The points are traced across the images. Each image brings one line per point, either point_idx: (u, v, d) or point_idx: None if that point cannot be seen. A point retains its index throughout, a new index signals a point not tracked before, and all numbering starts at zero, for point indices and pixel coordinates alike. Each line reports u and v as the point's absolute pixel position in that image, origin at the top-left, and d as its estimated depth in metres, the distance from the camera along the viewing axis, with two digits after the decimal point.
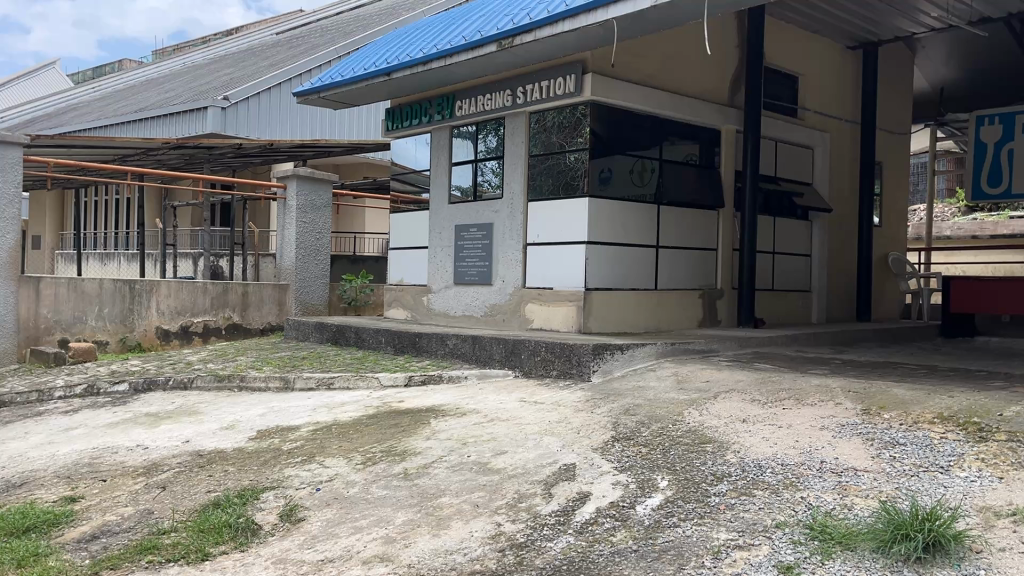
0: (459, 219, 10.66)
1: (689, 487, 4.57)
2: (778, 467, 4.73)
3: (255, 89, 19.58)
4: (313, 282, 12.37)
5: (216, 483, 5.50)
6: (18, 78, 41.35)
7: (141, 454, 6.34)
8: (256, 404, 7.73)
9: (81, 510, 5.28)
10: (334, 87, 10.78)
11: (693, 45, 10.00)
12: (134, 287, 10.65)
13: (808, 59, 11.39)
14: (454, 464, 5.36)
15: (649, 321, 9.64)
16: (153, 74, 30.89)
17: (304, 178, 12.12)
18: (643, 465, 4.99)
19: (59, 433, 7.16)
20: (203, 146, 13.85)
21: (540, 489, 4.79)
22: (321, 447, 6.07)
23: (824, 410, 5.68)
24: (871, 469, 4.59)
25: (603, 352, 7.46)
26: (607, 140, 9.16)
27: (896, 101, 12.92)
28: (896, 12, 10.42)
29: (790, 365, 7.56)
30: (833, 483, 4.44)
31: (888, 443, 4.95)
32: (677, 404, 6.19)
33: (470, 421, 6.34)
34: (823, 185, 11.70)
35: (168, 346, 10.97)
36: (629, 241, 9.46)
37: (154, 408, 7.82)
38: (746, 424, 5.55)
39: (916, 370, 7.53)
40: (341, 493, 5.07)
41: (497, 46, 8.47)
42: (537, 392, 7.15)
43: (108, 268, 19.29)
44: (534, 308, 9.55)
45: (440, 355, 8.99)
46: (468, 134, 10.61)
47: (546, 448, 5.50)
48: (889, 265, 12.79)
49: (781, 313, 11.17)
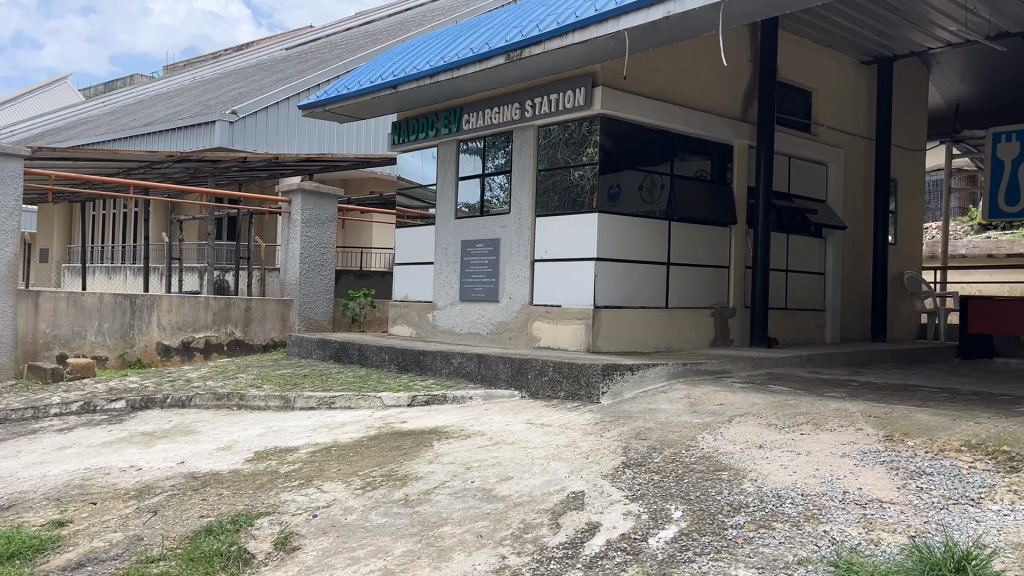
0: (466, 234, 10.47)
1: (704, 519, 4.32)
2: (799, 498, 4.48)
3: (263, 103, 19.52)
4: (317, 297, 12.18)
5: (210, 508, 5.28)
6: (31, 93, 41.79)
7: (134, 476, 6.13)
8: (255, 424, 7.50)
9: (69, 535, 5.07)
10: (340, 100, 10.64)
11: (706, 59, 9.82)
12: (134, 301, 10.47)
13: (823, 74, 11.20)
14: (457, 491, 5.12)
15: (659, 340, 9.39)
16: (163, 89, 30.87)
17: (309, 192, 11.99)
18: (656, 494, 4.74)
19: (52, 452, 6.97)
20: (208, 159, 13.72)
21: (546, 519, 4.55)
22: (319, 470, 5.84)
23: (845, 436, 5.43)
24: (897, 501, 4.34)
25: (613, 373, 7.22)
26: (616, 156, 8.97)
27: (912, 117, 12.71)
28: (912, 26, 10.21)
29: (807, 387, 7.29)
30: (858, 516, 4.19)
31: (913, 472, 4.70)
32: (690, 428, 5.94)
33: (475, 444, 6.11)
34: (837, 203, 11.47)
35: (168, 362, 10.74)
36: (639, 259, 9.24)
37: (150, 427, 7.61)
38: (764, 450, 5.30)
39: (937, 393, 7.23)
40: (339, 521, 4.85)
41: (505, 59, 8.30)
42: (544, 414, 6.91)
43: (113, 281, 19.19)
44: (541, 325, 9.32)
45: (445, 373, 8.75)
46: (476, 149, 10.44)
47: (553, 473, 5.26)
48: (904, 283, 12.52)
49: (794, 332, 10.90)
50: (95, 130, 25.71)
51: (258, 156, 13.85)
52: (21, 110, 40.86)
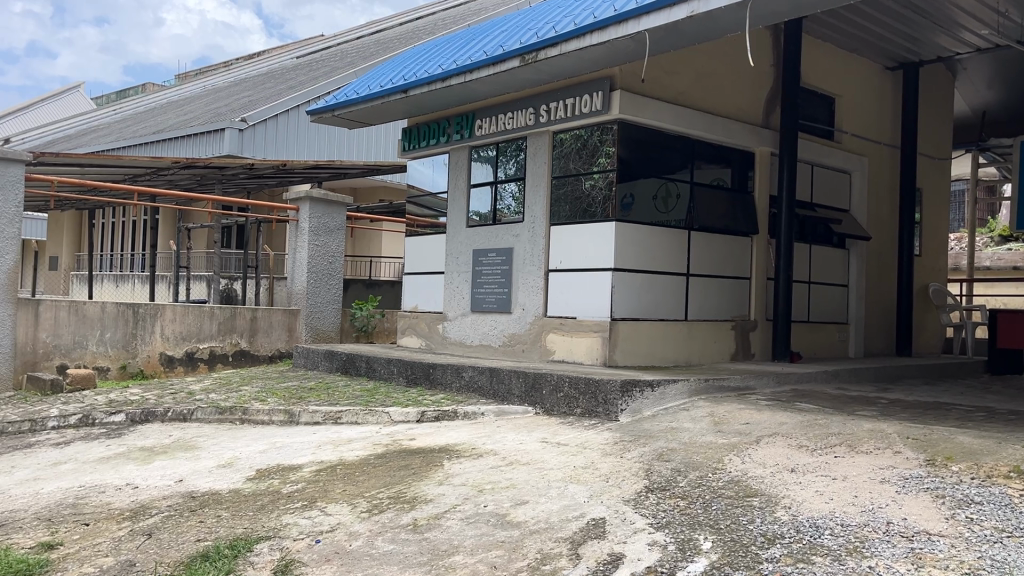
0: (478, 244, 10.17)
1: (737, 552, 3.99)
2: (839, 529, 4.14)
3: (273, 110, 19.34)
4: (325, 307, 11.90)
5: (208, 531, 4.98)
6: (44, 101, 41.98)
7: (130, 495, 5.85)
8: (258, 439, 7.22)
9: (58, 559, 4.75)
10: (349, 104, 10.39)
11: (728, 63, 9.50)
12: (137, 311, 10.25)
13: (846, 80, 10.88)
14: (469, 516, 4.81)
15: (678, 354, 9.07)
16: (174, 96, 30.81)
17: (317, 200, 11.75)
18: (683, 522, 4.41)
19: (47, 467, 6.68)
20: (214, 166, 13.48)
21: (565, 549, 4.22)
22: (324, 491, 5.54)
23: (882, 460, 5.09)
24: (946, 534, 4.00)
25: (632, 390, 6.88)
26: (634, 162, 8.65)
27: (938, 124, 12.35)
28: (940, 30, 9.87)
29: (835, 405, 6.94)
30: (905, 550, 3.85)
31: (961, 501, 4.35)
32: (715, 449, 5.60)
33: (488, 464, 5.80)
34: (859, 213, 11.14)
35: (172, 373, 10.48)
36: (657, 270, 8.92)
37: (149, 442, 7.33)
38: (796, 475, 4.96)
39: (972, 412, 6.88)
40: (343, 547, 4.53)
41: (520, 61, 8.00)
42: (560, 432, 6.59)
43: (121, 289, 18.98)
44: (555, 338, 9.01)
45: (455, 388, 8.43)
46: (489, 156, 10.15)
47: (571, 498, 4.94)
48: (930, 296, 12.13)
49: (817, 346, 10.54)
50: (104, 137, 25.64)
51: (265, 162, 13.59)
52: (34, 118, 41.00)
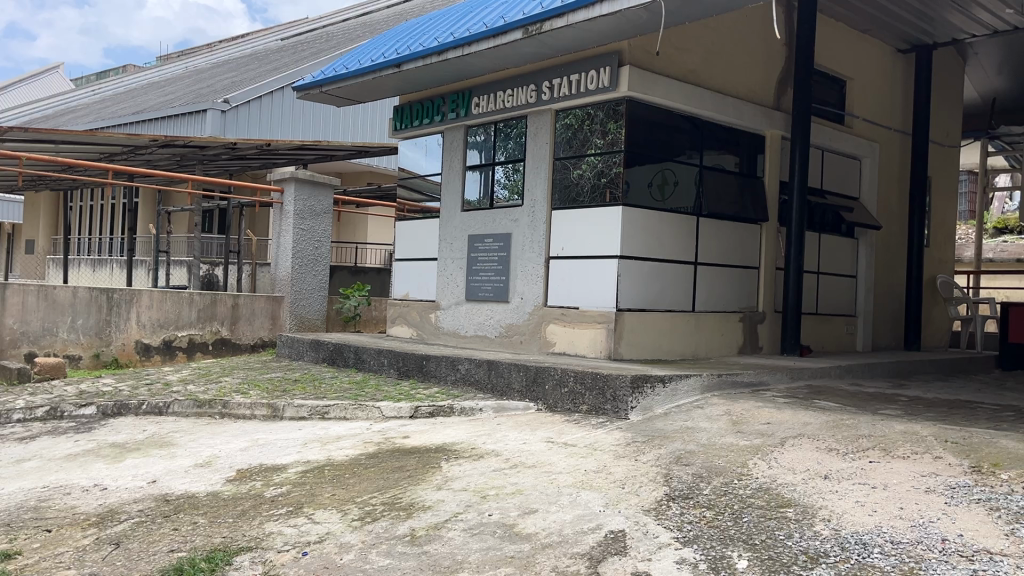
0: (473, 229, 9.69)
1: (777, 572, 3.54)
2: (889, 547, 3.70)
3: (255, 93, 18.77)
4: (310, 295, 11.39)
5: (182, 541, 4.48)
6: (21, 81, 40.95)
7: (97, 497, 5.33)
8: (238, 436, 6.69)
9: (12, 571, 4.22)
10: (339, 80, 9.83)
11: (739, 41, 9.03)
12: (112, 296, 9.71)
13: (858, 62, 10.46)
14: (473, 526, 4.34)
15: (686, 347, 8.66)
16: (156, 78, 29.92)
17: (303, 181, 11.19)
18: (713, 537, 3.97)
19: (8, 465, 6.14)
20: (194, 145, 12.81)
21: (583, 566, 3.77)
22: (311, 496, 5.05)
23: (923, 466, 4.66)
24: (1011, 552, 3.56)
25: (643, 386, 6.44)
26: (642, 144, 8.19)
27: (948, 110, 11.97)
28: (959, 10, 9.42)
29: (856, 403, 6.55)
30: (967, 572, 3.41)
31: (1018, 514, 3.92)
32: (737, 452, 5.18)
33: (491, 467, 5.33)
34: (868, 201, 10.75)
35: (147, 363, 9.95)
36: (665, 258, 8.49)
37: (121, 438, 6.80)
38: (831, 483, 4.53)
39: (999, 411, 6.52)
40: (332, 561, 4.04)
41: (523, 33, 7.51)
42: (566, 431, 6.15)
43: (98, 274, 18.31)
44: (556, 329, 8.56)
45: (450, 381, 7.98)
46: (485, 137, 9.66)
47: (585, 507, 4.48)
48: (938, 288, 11.78)
49: (824, 340, 10.16)
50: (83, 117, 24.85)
51: (248, 143, 12.97)
52: (11, 99, 39.98)
